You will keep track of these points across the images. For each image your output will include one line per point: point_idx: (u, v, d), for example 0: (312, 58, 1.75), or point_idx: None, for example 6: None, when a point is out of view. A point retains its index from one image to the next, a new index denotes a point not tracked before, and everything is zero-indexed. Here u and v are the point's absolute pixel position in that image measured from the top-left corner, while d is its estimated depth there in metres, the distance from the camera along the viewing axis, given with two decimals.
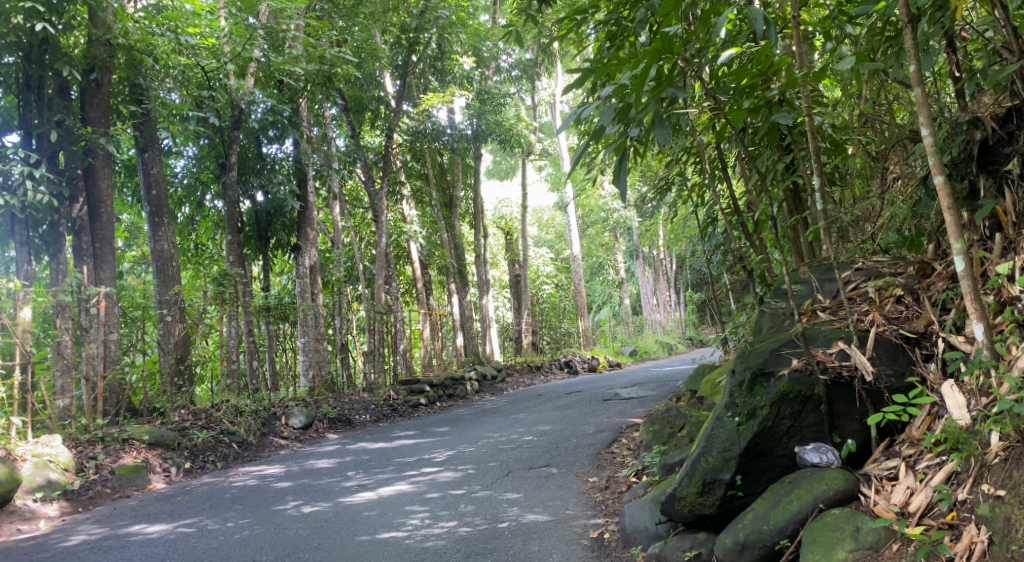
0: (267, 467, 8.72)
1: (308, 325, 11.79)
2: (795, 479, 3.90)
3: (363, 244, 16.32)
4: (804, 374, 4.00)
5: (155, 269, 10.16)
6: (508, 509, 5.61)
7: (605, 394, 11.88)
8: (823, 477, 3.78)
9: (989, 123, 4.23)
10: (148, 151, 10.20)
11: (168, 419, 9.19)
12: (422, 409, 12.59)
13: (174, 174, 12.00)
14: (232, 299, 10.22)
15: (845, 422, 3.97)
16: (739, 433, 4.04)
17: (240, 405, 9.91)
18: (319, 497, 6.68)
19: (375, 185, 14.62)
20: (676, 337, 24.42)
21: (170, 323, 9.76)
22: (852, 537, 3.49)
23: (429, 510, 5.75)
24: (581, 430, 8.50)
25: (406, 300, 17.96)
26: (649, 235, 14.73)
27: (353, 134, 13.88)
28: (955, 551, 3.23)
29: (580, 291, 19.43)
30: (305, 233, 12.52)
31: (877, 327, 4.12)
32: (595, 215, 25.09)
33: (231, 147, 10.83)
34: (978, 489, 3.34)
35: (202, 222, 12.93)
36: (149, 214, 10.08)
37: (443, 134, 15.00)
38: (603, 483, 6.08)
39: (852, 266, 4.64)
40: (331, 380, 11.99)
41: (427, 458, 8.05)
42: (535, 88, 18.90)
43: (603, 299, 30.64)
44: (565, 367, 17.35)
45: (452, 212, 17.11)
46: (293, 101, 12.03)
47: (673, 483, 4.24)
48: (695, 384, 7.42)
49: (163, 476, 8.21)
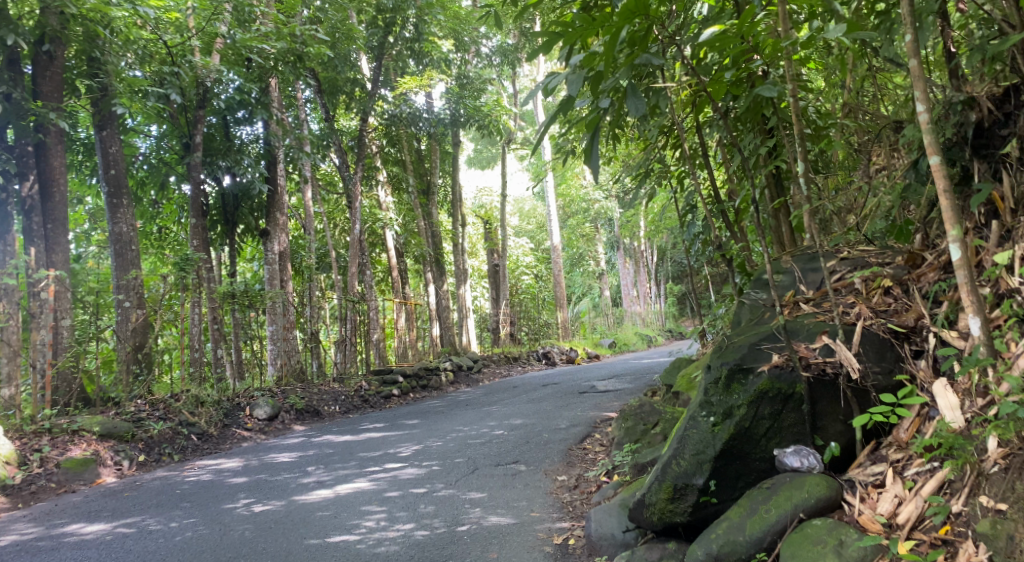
0: (225, 460, 8.33)
1: (277, 313, 11.37)
2: (773, 485, 3.59)
3: (337, 231, 15.86)
4: (785, 370, 3.71)
5: (113, 253, 9.65)
6: (470, 510, 5.28)
7: (582, 386, 11.60)
8: (804, 484, 3.48)
9: (985, 103, 3.95)
10: (105, 129, 9.66)
11: (123, 410, 8.77)
12: (395, 401, 12.17)
13: (136, 154, 11.47)
14: (196, 285, 9.81)
15: (829, 423, 3.67)
16: (714, 434, 3.73)
17: (201, 395, 9.46)
18: (273, 494, 6.33)
19: (349, 170, 14.18)
20: (656, 329, 24.14)
21: (128, 310, 9.41)
22: (835, 552, 3.18)
23: (386, 511, 5.42)
24: (554, 425, 8.18)
25: (381, 288, 17.54)
26: (629, 225, 14.42)
27: (327, 117, 13.41)
28: None
29: (559, 281, 19.02)
30: (275, 218, 12.07)
31: (863, 320, 3.82)
32: (576, 205, 24.71)
33: (196, 127, 10.42)
34: (975, 500, 3.06)
35: (167, 205, 12.49)
36: (107, 195, 9.59)
37: (419, 118, 14.57)
38: (572, 482, 5.77)
39: (837, 255, 4.34)
40: (300, 369, 11.58)
41: (392, 452, 7.71)
42: (517, 73, 18.45)
43: (583, 290, 30.25)
44: (542, 359, 17.03)
45: (429, 200, 16.66)
46: (262, 80, 11.56)
47: (642, 489, 3.92)
48: (672, 379, 7.13)
49: (114, 470, 7.82)
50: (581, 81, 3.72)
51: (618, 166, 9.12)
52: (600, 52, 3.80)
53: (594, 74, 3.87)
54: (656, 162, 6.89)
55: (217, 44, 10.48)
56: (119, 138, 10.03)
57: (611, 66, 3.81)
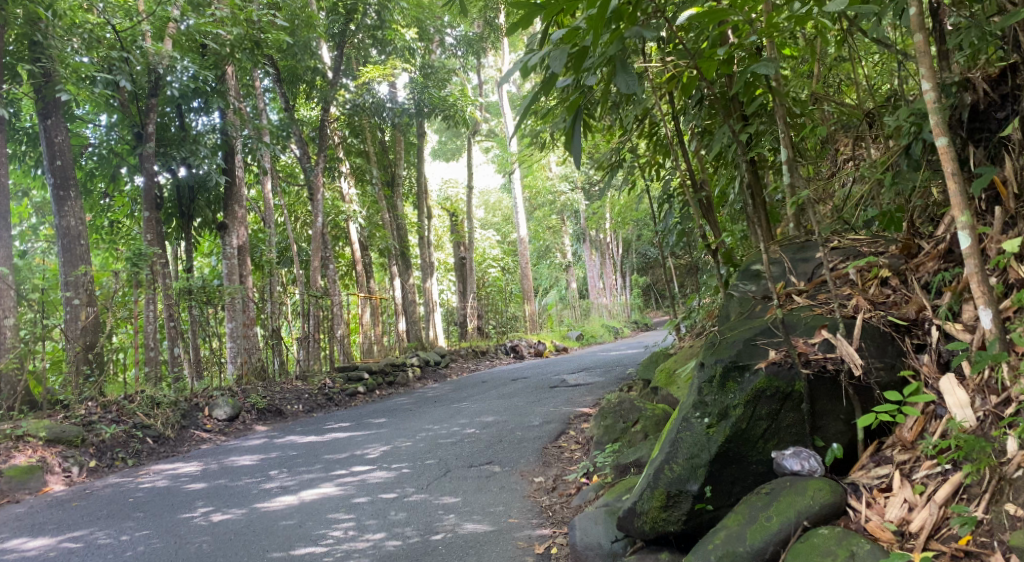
0: (183, 464, 7.94)
1: (236, 309, 10.96)
2: (772, 490, 3.39)
3: (298, 224, 15.40)
4: (783, 367, 3.50)
5: (60, 248, 9.17)
6: (444, 516, 5.01)
7: (552, 380, 11.37)
8: (807, 490, 3.28)
9: (981, 84, 3.75)
10: (50, 117, 9.20)
11: (72, 413, 8.34)
12: (361, 398, 11.84)
13: (85, 145, 10.96)
14: (151, 281, 9.43)
15: (829, 423, 3.47)
16: (709, 437, 3.53)
17: (157, 396, 9.04)
18: (233, 502, 6.00)
19: (311, 161, 13.76)
20: (622, 322, 23.98)
21: (77, 307, 8.99)
22: None
23: (354, 519, 5.13)
24: (527, 422, 7.92)
25: (345, 283, 17.12)
26: (595, 218, 14.24)
27: (286, 107, 13.00)
28: None
29: (526, 274, 18.75)
30: (232, 211, 11.63)
31: (862, 312, 3.63)
32: (541, 197, 24.48)
33: (148, 116, 10.03)
34: (999, 508, 2.87)
35: (118, 198, 12.01)
36: (53, 187, 9.11)
37: (383, 108, 14.05)
38: (550, 484, 5.53)
39: (827, 245, 4.14)
40: (261, 367, 11.19)
41: (359, 454, 7.39)
42: (482, 64, 18.13)
43: (549, 282, 30.05)
44: (510, 353, 16.76)
45: (393, 191, 16.28)
46: (218, 67, 11.11)
47: (634, 496, 3.71)
48: (649, 374, 6.92)
49: (62, 477, 7.42)
50: (565, 58, 3.46)
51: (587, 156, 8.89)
52: (585, 25, 3.51)
53: (578, 50, 3.56)
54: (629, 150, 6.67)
55: (170, 30, 10.07)
56: (65, 127, 9.57)
57: (597, 40, 3.52)
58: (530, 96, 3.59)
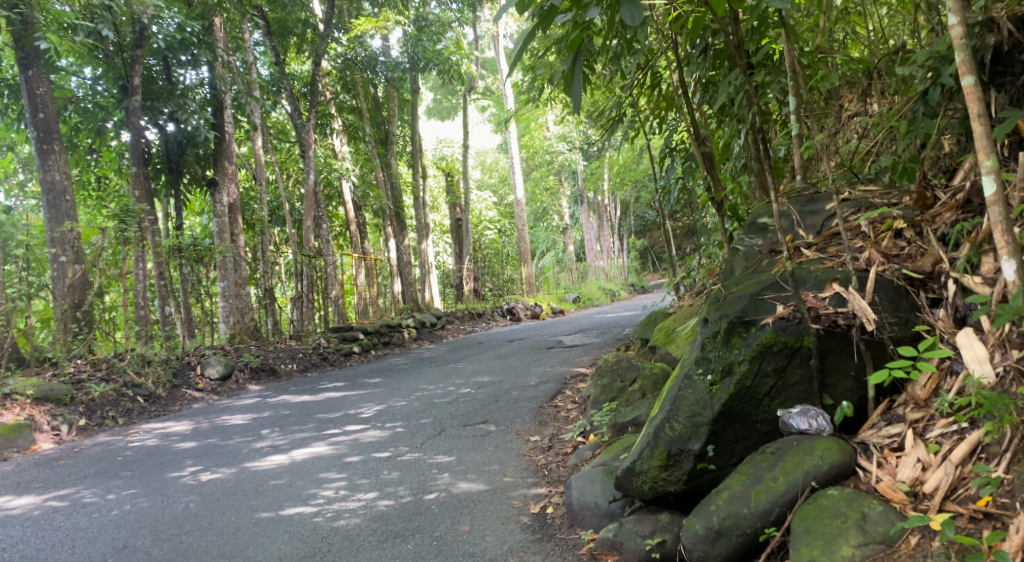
0: (174, 423, 7.81)
1: (228, 267, 10.68)
2: (778, 450, 3.28)
3: (291, 183, 15.14)
4: (791, 322, 3.35)
5: (45, 203, 8.96)
6: (437, 475, 4.89)
7: (547, 340, 11.25)
8: (814, 449, 3.17)
9: (1005, 25, 3.52)
10: (31, 67, 8.96)
11: (60, 371, 8.21)
12: (356, 358, 11.72)
13: (69, 99, 10.68)
14: (141, 237, 9.22)
15: (838, 381, 3.35)
16: (712, 395, 3.40)
17: (148, 354, 8.90)
18: (223, 461, 5.88)
19: (302, 118, 13.50)
20: (619, 284, 23.81)
21: (63, 265, 8.78)
22: (859, 527, 2.90)
23: (346, 478, 5.01)
24: (523, 382, 7.80)
25: (340, 244, 16.91)
26: (592, 177, 14.03)
27: (277, 61, 12.72)
28: (1006, 550, 2.64)
29: (523, 236, 18.55)
30: (223, 167, 11.35)
31: (875, 266, 3.46)
32: (537, 159, 24.18)
33: (133, 67, 9.78)
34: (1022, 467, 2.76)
35: (105, 153, 11.76)
36: (36, 140, 8.87)
37: (375, 63, 13.88)
38: (546, 443, 5.41)
39: (838, 197, 4.02)
40: (255, 327, 11.02)
41: (353, 413, 7.27)
42: (478, 20, 17.73)
43: (546, 245, 29.74)
44: (506, 315, 16.64)
45: (387, 150, 16.00)
46: (203, 17, 10.80)
47: (633, 455, 3.59)
48: (648, 333, 6.79)
49: (51, 435, 7.31)
50: None
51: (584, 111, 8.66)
52: None
53: None
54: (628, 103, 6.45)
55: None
56: (48, 79, 9.33)
57: None
58: (527, 33, 3.43)
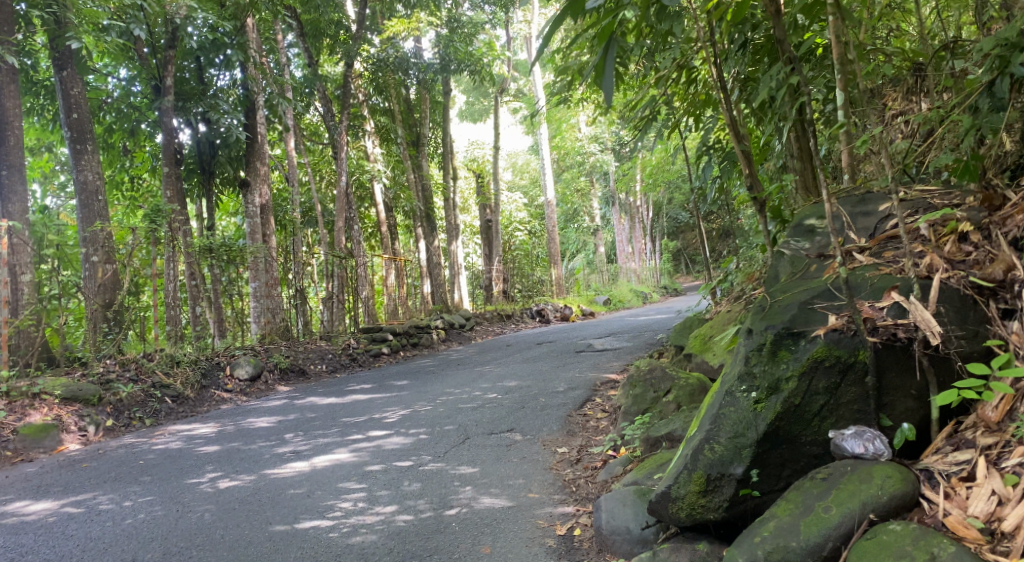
0: (199, 425, 7.67)
1: (259, 268, 10.53)
2: (830, 476, 3.00)
3: (323, 184, 15.03)
4: (846, 335, 3.08)
5: (78, 203, 8.93)
6: (460, 489, 4.66)
7: (577, 344, 10.97)
8: (871, 477, 2.90)
9: None
10: (66, 69, 8.92)
11: (89, 370, 8.13)
12: (385, 359, 11.55)
13: (103, 98, 10.63)
14: (173, 237, 9.10)
15: (897, 399, 3.06)
16: (757, 414, 3.13)
17: (176, 354, 8.81)
18: (243, 467, 5.71)
19: (334, 119, 13.42)
20: (652, 286, 23.39)
21: (95, 265, 8.74)
22: None
23: (365, 489, 4.81)
24: (552, 387, 7.54)
25: (370, 244, 16.78)
26: (625, 178, 13.72)
27: (310, 62, 12.59)
28: None
29: (554, 237, 18.25)
30: (255, 168, 11.24)
31: (938, 273, 3.16)
32: (570, 160, 23.90)
33: (167, 68, 9.72)
34: None
35: (138, 153, 11.76)
36: (69, 140, 8.84)
37: (408, 65, 13.41)
38: (574, 456, 5.15)
39: (893, 197, 3.73)
40: (285, 328, 10.85)
41: (378, 418, 7.06)
42: (511, 20, 17.49)
43: (577, 247, 29.45)
44: (536, 317, 16.39)
45: (419, 151, 15.82)
46: (236, 18, 10.76)
47: (668, 479, 3.30)
48: (683, 340, 6.49)
49: (78, 436, 7.21)
50: None
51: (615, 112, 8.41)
52: None
53: None
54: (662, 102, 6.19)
55: None
56: (82, 80, 9.30)
57: None
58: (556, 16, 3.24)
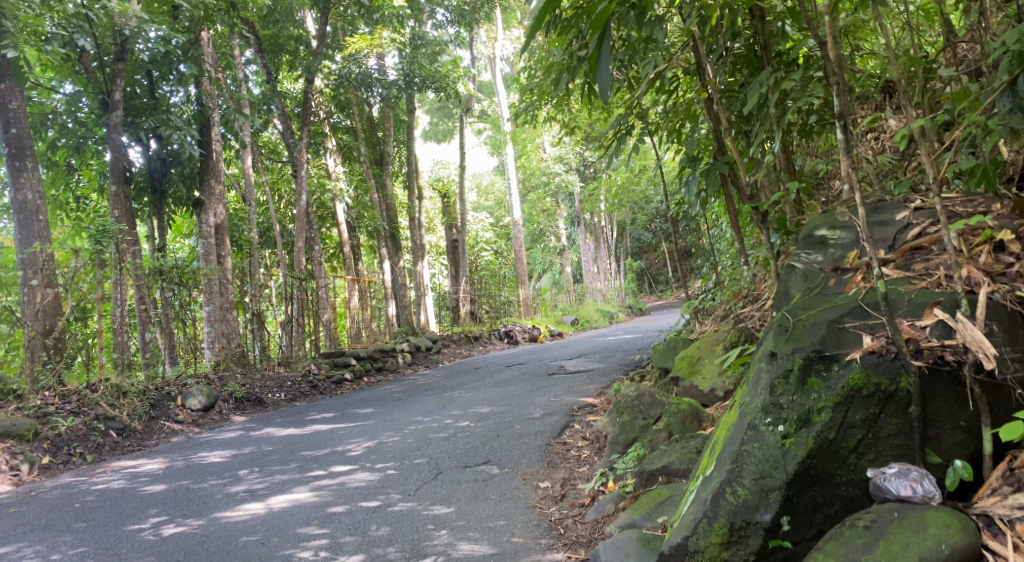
0: (146, 461, 7.08)
1: (213, 290, 9.95)
2: (875, 524, 2.83)
3: (282, 204, 14.49)
4: (884, 359, 2.95)
5: (17, 223, 8.29)
6: (434, 533, 4.23)
7: (549, 366, 10.58)
8: (928, 527, 2.74)
9: None
10: (6, 80, 8.34)
11: (25, 403, 7.47)
12: (348, 386, 10.99)
13: (47, 114, 10.08)
14: (121, 259, 8.46)
15: (944, 433, 2.93)
16: (785, 450, 2.99)
17: (123, 384, 8.19)
18: (192, 509, 5.18)
19: (294, 136, 12.87)
20: (618, 306, 23.03)
21: (34, 289, 8.01)
22: None
23: (328, 535, 4.34)
24: (527, 413, 7.11)
25: (331, 265, 16.23)
26: (592, 198, 13.34)
27: (268, 78, 12.10)
28: None
29: (521, 257, 17.76)
30: (209, 187, 10.72)
31: (982, 287, 3.01)
32: (534, 180, 23.50)
33: (115, 82, 9.16)
34: None
35: (83, 171, 11.16)
36: (8, 157, 8.22)
37: (371, 81, 12.78)
38: (558, 491, 4.76)
39: (910, 205, 3.55)
40: (241, 353, 10.22)
41: (340, 450, 6.56)
42: (474, 40, 17.15)
43: (543, 266, 29.04)
44: (504, 338, 15.92)
45: (382, 170, 15.36)
46: (192, 30, 10.18)
47: (685, 530, 3.13)
48: (668, 362, 6.12)
49: (9, 476, 6.60)
50: None
51: (583, 134, 8.06)
52: None
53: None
54: (638, 120, 5.68)
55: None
56: (24, 93, 8.69)
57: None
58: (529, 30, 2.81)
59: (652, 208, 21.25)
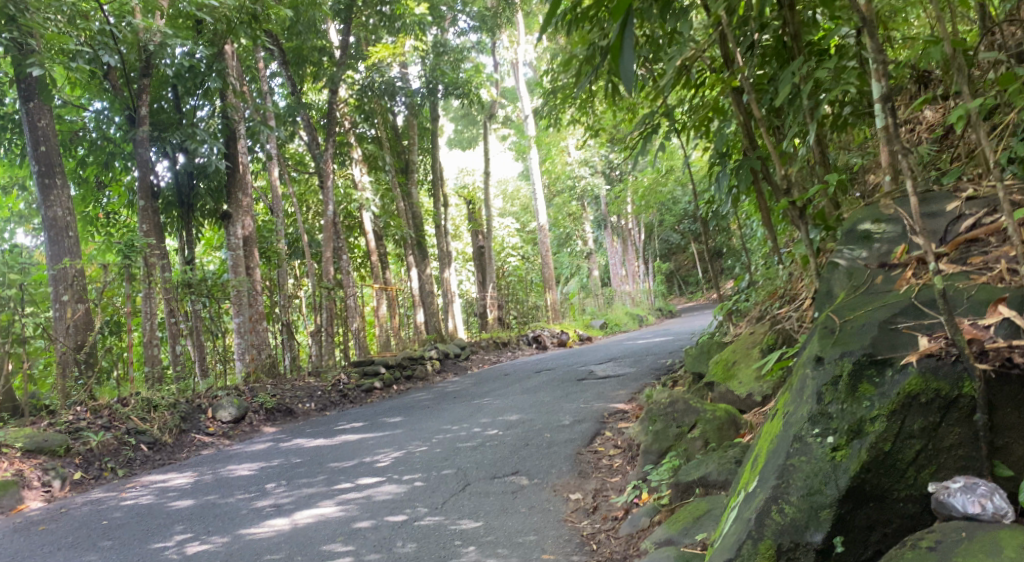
0: (175, 475, 7.01)
1: (242, 302, 9.87)
2: (942, 545, 2.61)
3: (309, 214, 14.45)
4: (943, 362, 2.76)
5: (47, 240, 8.28)
6: (462, 550, 4.08)
7: (579, 371, 10.39)
8: (1002, 549, 2.49)
9: None
10: (33, 99, 8.34)
11: (57, 419, 7.44)
12: (377, 395, 10.89)
13: (76, 131, 10.11)
14: (151, 275, 8.40)
15: (1014, 442, 2.76)
16: (836, 465, 2.82)
17: (154, 398, 8.11)
18: (217, 526, 5.08)
19: (319, 148, 12.82)
20: (648, 309, 22.74)
21: (65, 305, 8.06)
22: None
23: (353, 553, 4.22)
24: (557, 421, 6.93)
25: (359, 274, 16.18)
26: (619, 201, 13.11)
27: (293, 90, 12.07)
28: None
29: (548, 261, 17.59)
30: (237, 199, 10.66)
31: None
32: (560, 184, 23.31)
33: (140, 98, 9.12)
34: None
35: (112, 186, 11.19)
36: (37, 174, 8.23)
37: (394, 89, 12.76)
38: (590, 504, 4.59)
39: (961, 195, 3.35)
40: (271, 364, 10.16)
41: (368, 462, 6.42)
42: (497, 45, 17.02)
43: (570, 270, 28.82)
44: (532, 343, 15.76)
45: (407, 178, 15.27)
46: (216, 44, 10.07)
47: (729, 551, 2.95)
48: (703, 366, 5.93)
49: (41, 492, 6.55)
50: None
51: (610, 136, 7.87)
52: None
53: None
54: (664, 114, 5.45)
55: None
56: (53, 111, 8.70)
57: None
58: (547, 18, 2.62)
59: (679, 209, 20.98)
